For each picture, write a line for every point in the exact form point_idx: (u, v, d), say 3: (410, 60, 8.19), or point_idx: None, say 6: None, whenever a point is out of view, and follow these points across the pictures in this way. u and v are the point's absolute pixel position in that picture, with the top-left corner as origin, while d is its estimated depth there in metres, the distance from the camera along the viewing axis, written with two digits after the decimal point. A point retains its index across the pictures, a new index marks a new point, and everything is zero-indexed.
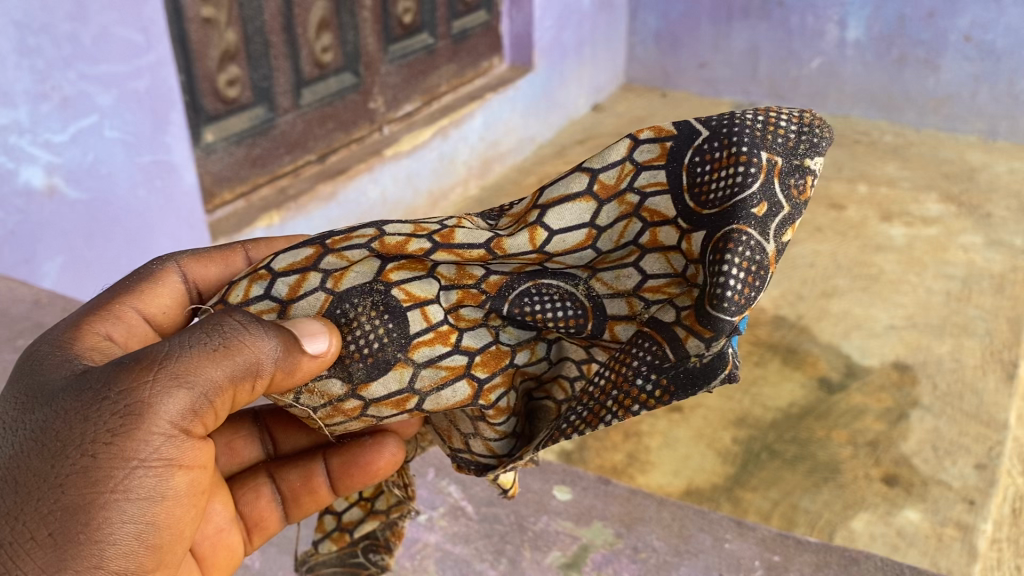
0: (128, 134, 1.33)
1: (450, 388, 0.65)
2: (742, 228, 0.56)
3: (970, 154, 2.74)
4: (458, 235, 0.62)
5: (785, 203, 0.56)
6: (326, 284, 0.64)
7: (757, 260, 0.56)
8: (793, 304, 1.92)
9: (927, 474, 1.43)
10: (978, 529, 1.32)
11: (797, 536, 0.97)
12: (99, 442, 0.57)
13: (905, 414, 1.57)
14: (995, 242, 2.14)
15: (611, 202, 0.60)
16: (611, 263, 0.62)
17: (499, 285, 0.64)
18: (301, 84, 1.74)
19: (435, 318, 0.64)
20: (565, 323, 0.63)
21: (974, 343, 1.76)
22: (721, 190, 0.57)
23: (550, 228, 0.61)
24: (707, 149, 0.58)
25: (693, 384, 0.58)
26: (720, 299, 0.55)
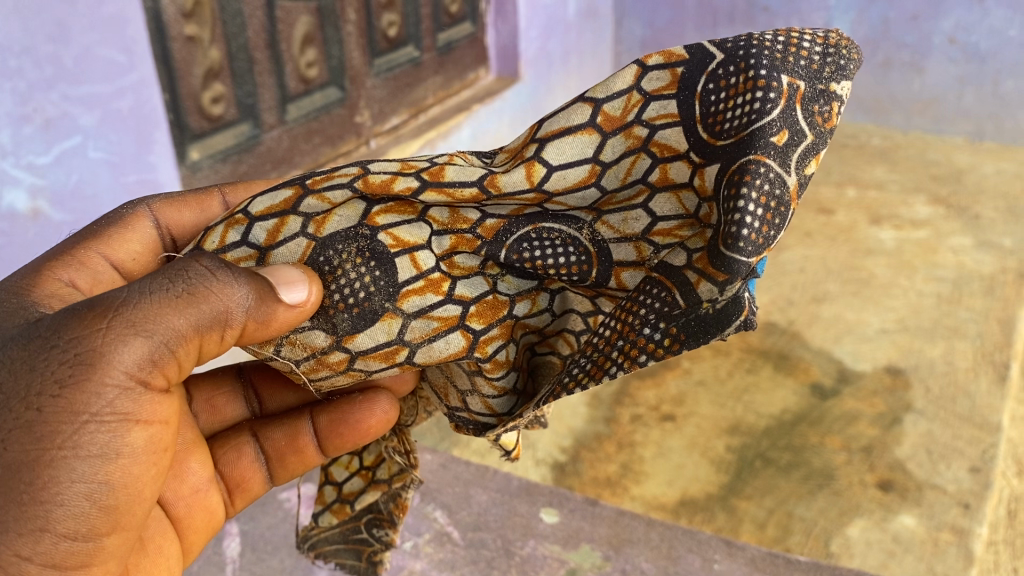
0: (112, 154, 1.32)
1: (443, 340, 0.72)
2: (760, 159, 0.59)
3: (956, 155, 2.76)
4: (447, 173, 0.67)
5: (809, 132, 0.60)
6: (307, 229, 0.70)
7: (775, 195, 0.59)
8: (784, 310, 1.91)
9: (922, 479, 1.42)
10: (974, 533, 1.32)
11: (788, 557, 1.12)
12: (47, 396, 0.62)
13: (899, 418, 1.56)
14: (984, 244, 2.14)
15: (617, 135, 0.65)
16: (619, 205, 0.67)
17: (495, 229, 0.70)
18: (286, 100, 1.73)
19: (425, 265, 0.70)
20: (567, 268, 0.69)
21: (966, 346, 1.75)
22: (736, 119, 0.61)
23: (549, 164, 0.66)
24: (722, 74, 0.62)
25: (705, 332, 0.62)
26: (736, 238, 0.59)
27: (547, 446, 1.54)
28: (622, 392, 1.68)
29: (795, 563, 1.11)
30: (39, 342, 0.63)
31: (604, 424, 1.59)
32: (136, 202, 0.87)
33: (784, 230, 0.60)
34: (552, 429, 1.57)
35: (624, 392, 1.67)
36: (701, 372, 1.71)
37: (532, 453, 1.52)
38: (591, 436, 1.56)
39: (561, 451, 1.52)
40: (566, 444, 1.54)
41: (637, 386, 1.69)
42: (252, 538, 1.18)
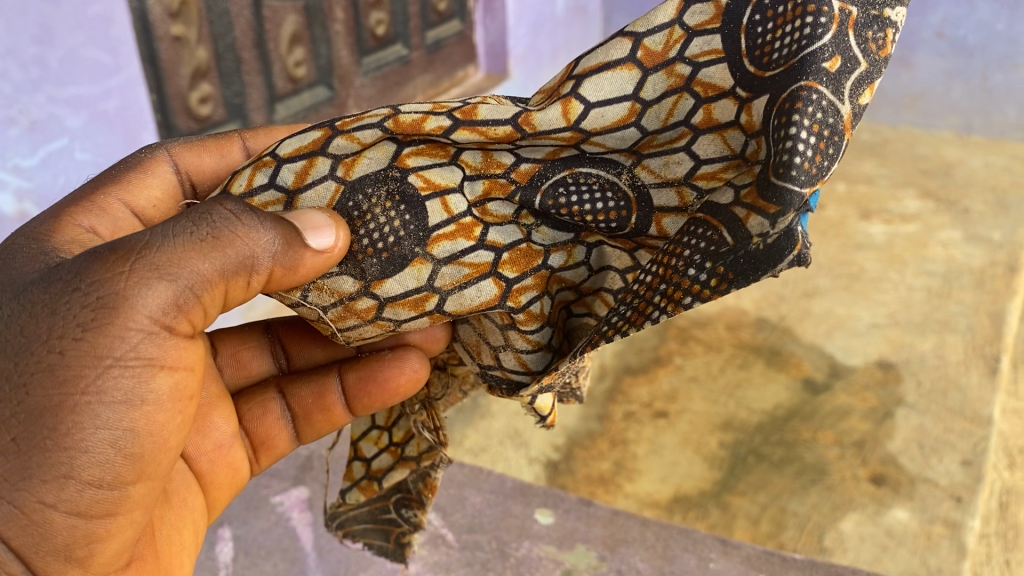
0: (98, 157, 1.32)
1: (474, 288, 0.68)
2: (812, 85, 0.56)
3: (945, 149, 2.76)
4: (481, 112, 0.63)
5: (862, 59, 0.57)
6: (336, 172, 0.67)
7: (829, 123, 0.56)
8: (775, 305, 1.91)
9: (914, 472, 1.43)
10: (967, 526, 1.32)
11: (782, 554, 1.12)
12: (69, 339, 0.60)
13: (891, 412, 1.57)
14: (973, 237, 2.15)
15: (658, 71, 0.61)
16: (659, 147, 0.64)
17: (530, 174, 0.67)
18: (275, 100, 1.72)
19: (457, 209, 0.67)
20: (606, 214, 0.66)
21: (957, 339, 1.76)
22: (786, 47, 0.57)
23: (586, 101, 0.62)
24: (769, 4, 0.59)
25: (756, 269, 0.56)
26: (788, 166, 0.54)
27: (541, 444, 1.54)
28: (615, 389, 1.67)
29: (791, 561, 1.10)
30: (60, 285, 0.62)
31: (598, 421, 1.58)
32: (154, 147, 0.86)
33: (837, 161, 0.56)
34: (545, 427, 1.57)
35: (617, 389, 1.67)
36: (693, 368, 1.71)
37: (525, 451, 1.52)
38: (584, 433, 1.55)
39: (555, 450, 1.52)
40: (560, 442, 1.54)
41: (630, 384, 1.69)
42: (245, 543, 1.17)
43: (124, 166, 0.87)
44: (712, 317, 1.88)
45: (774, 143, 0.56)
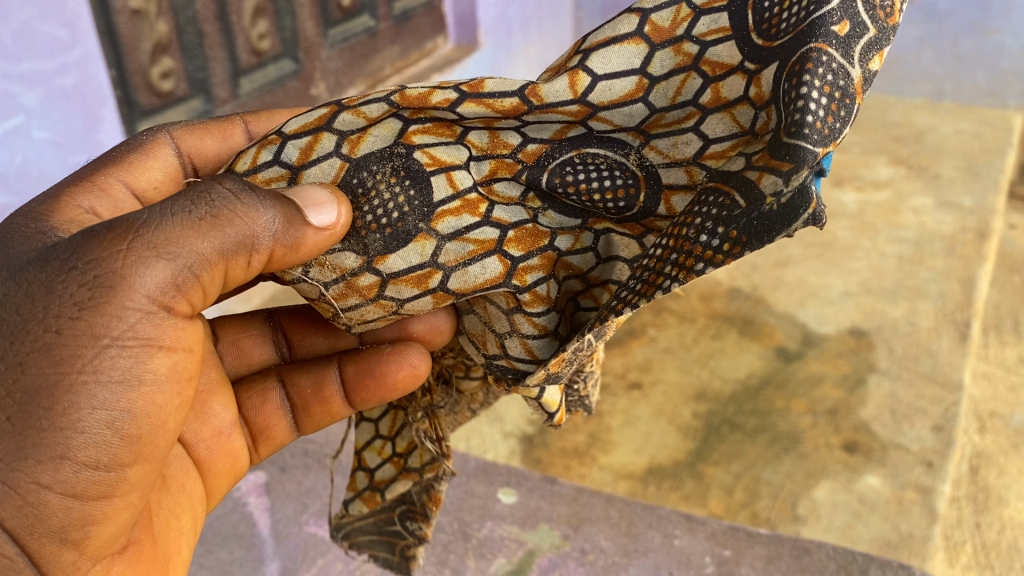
0: (57, 133, 1.29)
1: (479, 265, 0.66)
2: (821, 48, 0.54)
3: (916, 115, 2.76)
4: (487, 84, 0.61)
5: (872, 25, 0.55)
6: (341, 149, 0.64)
7: (839, 86, 0.54)
8: (748, 275, 1.90)
9: (886, 439, 1.44)
10: (937, 490, 1.34)
11: (748, 529, 1.12)
12: (66, 318, 0.58)
13: (863, 379, 1.57)
14: (945, 203, 2.14)
15: (666, 47, 0.59)
16: (667, 128, 0.62)
17: (537, 155, 0.64)
18: (239, 73, 1.70)
19: (462, 185, 0.65)
20: (612, 194, 0.64)
21: (928, 305, 1.76)
22: (793, 17, 0.56)
23: (594, 74, 0.60)
24: None
25: (768, 230, 0.53)
26: (800, 125, 0.52)
27: (515, 418, 1.53)
28: None
29: (755, 536, 1.10)
30: (57, 264, 0.60)
31: None
32: (155, 130, 0.83)
33: (848, 125, 0.54)
34: (519, 401, 1.56)
35: None
36: (667, 339, 1.70)
37: (499, 426, 1.51)
38: None
39: (529, 423, 1.51)
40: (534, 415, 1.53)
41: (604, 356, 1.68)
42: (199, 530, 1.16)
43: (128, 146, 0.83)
44: (685, 288, 1.87)
45: (785, 105, 0.54)
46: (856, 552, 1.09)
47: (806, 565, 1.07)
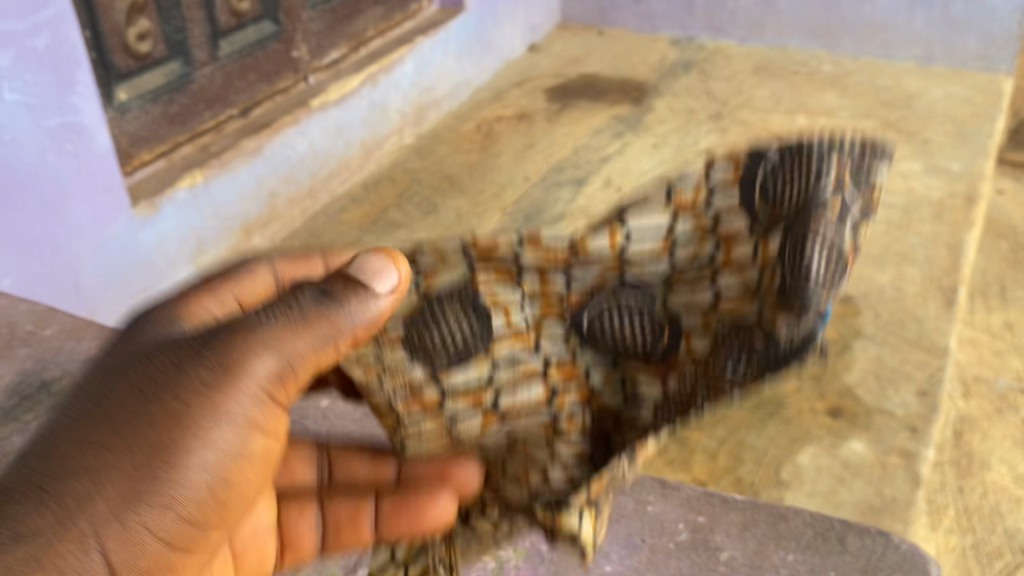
0: (30, 96, 1.29)
1: (527, 393, 0.81)
2: (822, 228, 0.73)
3: (906, 79, 2.64)
4: (545, 237, 0.80)
5: (859, 213, 0.75)
6: (420, 284, 0.78)
7: (840, 254, 0.72)
8: None
9: (870, 404, 1.44)
10: (922, 456, 1.33)
11: (724, 495, 1.00)
12: (184, 406, 0.57)
13: (849, 344, 1.57)
14: (933, 168, 2.11)
15: (661, 226, 0.80)
16: (677, 278, 0.80)
17: (579, 301, 0.81)
18: (218, 35, 1.69)
19: (515, 320, 0.81)
20: (637, 336, 0.80)
21: (915, 271, 1.75)
22: (804, 201, 0.75)
23: (627, 235, 0.80)
24: (785, 177, 0.77)
25: (786, 360, 0.69)
26: (811, 278, 0.71)
27: None
28: None
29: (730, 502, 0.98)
30: (181, 356, 0.59)
31: None
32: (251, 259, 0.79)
33: (845, 283, 0.72)
34: None
35: None
36: None
37: None
38: None
39: None
40: None
41: None
42: None
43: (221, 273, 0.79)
44: None
45: (793, 267, 0.73)
46: (833, 518, 0.96)
47: (781, 534, 0.95)
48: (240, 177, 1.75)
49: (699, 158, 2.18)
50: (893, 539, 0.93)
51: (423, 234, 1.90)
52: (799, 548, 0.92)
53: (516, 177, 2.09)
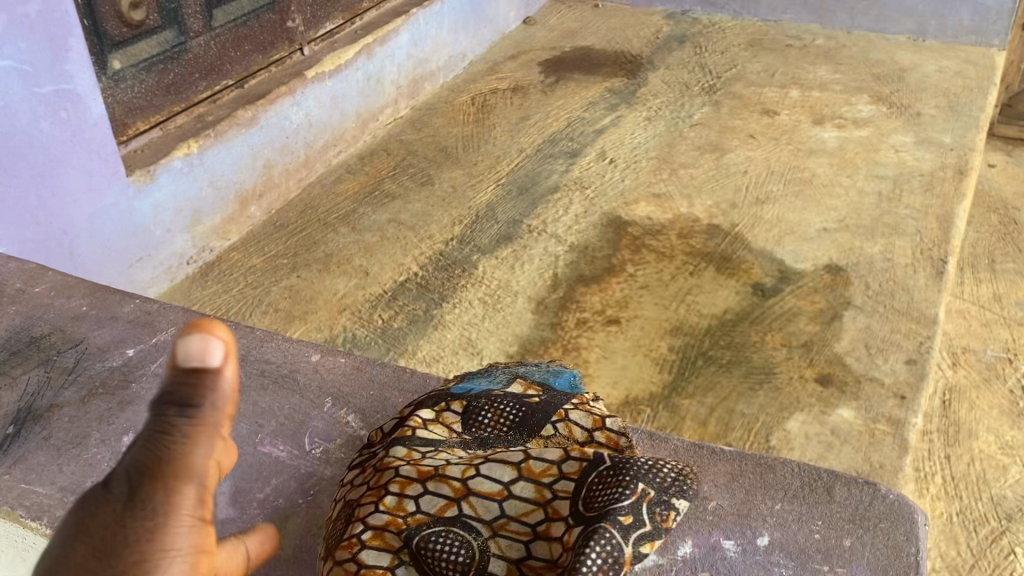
0: (23, 63, 1.29)
1: (374, 556, 0.72)
2: (608, 526, 0.69)
3: (898, 53, 2.65)
4: (450, 510, 0.75)
5: (647, 521, 0.70)
6: (393, 487, 0.77)
7: (614, 554, 0.67)
8: (726, 213, 1.88)
9: (860, 372, 1.46)
10: (909, 423, 1.36)
11: (712, 446, 0.87)
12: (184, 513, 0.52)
13: (838, 314, 1.59)
14: (925, 141, 2.12)
15: (528, 482, 0.77)
16: (508, 532, 0.74)
17: (442, 512, 0.75)
18: (212, 5, 1.70)
19: (407, 507, 0.76)
20: (452, 564, 0.71)
21: (905, 243, 1.76)
22: (608, 497, 0.72)
23: (497, 479, 0.77)
24: (606, 477, 0.74)
25: None
26: (578, 561, 0.66)
27: (493, 352, 1.52)
28: (568, 295, 1.65)
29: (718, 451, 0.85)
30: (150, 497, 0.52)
31: (550, 329, 1.57)
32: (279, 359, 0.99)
33: None
34: (498, 336, 1.55)
35: (570, 298, 1.64)
36: (645, 276, 1.70)
37: (478, 360, 1.50)
38: (537, 341, 1.55)
39: (507, 358, 1.51)
40: (513, 350, 1.53)
41: (581, 292, 1.66)
42: None
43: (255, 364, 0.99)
44: (664, 225, 1.85)
45: (578, 545, 0.69)
46: (820, 467, 0.84)
47: (768, 484, 0.82)
48: (235, 148, 1.75)
49: (692, 131, 2.19)
50: (880, 488, 0.82)
51: (417, 205, 1.90)
52: (787, 500, 0.80)
53: (510, 149, 2.09)
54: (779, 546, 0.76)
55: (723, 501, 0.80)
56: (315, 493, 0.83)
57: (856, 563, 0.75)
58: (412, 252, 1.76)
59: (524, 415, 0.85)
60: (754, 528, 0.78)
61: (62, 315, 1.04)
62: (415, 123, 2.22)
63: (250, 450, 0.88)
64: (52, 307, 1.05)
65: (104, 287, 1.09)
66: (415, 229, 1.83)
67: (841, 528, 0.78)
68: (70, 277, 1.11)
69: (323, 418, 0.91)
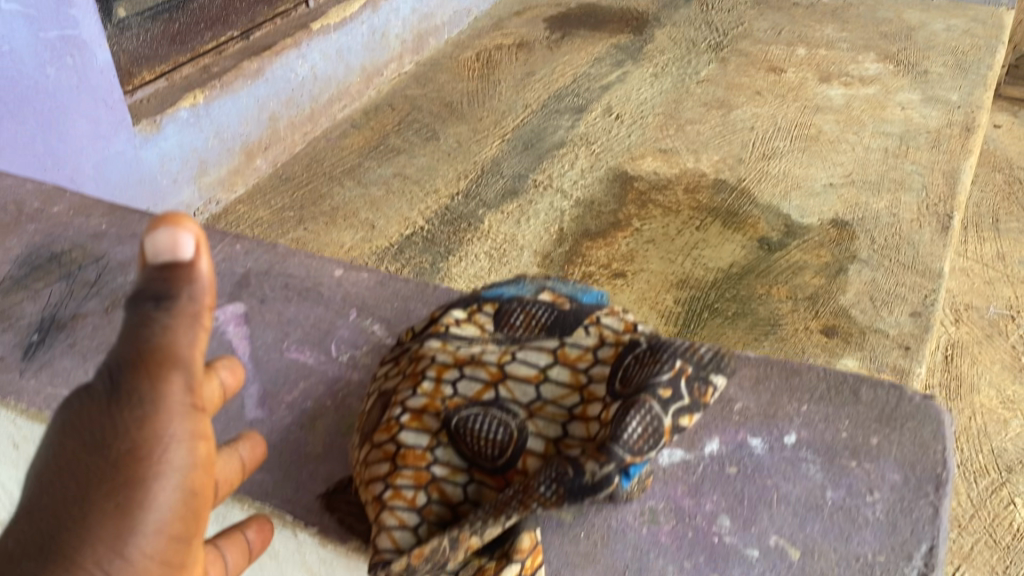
0: (26, 8, 1.28)
1: (412, 439, 0.70)
2: (646, 400, 0.65)
3: (906, 11, 2.62)
4: (487, 394, 0.72)
5: (687, 396, 0.67)
6: (430, 373, 0.74)
7: (653, 425, 0.64)
8: (733, 168, 1.88)
9: (864, 324, 1.46)
10: (914, 373, 1.36)
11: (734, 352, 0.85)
12: None
13: (844, 267, 1.59)
14: (932, 99, 2.11)
15: (563, 366, 0.73)
16: (546, 413, 0.71)
17: (481, 396, 0.72)
18: None
19: (444, 392, 0.73)
20: (490, 442, 0.69)
21: (911, 198, 1.76)
22: (643, 372, 0.68)
23: (533, 362, 0.74)
24: (642, 355, 0.71)
25: (581, 496, 0.63)
26: (617, 435, 0.63)
27: None
28: (574, 248, 1.66)
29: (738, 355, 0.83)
30: None
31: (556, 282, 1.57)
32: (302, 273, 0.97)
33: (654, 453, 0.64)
34: None
35: (576, 251, 1.64)
36: (651, 231, 1.70)
37: None
38: None
39: None
40: None
41: (588, 246, 1.66)
42: None
43: (276, 278, 0.97)
44: (670, 180, 1.85)
45: (616, 419, 0.65)
46: (844, 368, 0.82)
47: (794, 386, 0.80)
48: (241, 99, 1.76)
49: (699, 87, 2.18)
50: (906, 389, 0.80)
51: (422, 159, 1.90)
52: (812, 403, 0.79)
53: (515, 105, 2.09)
54: (806, 444, 0.75)
55: (749, 402, 0.79)
56: (342, 395, 0.83)
57: (883, 459, 0.74)
58: (418, 206, 1.76)
59: (557, 317, 0.78)
60: (781, 427, 0.77)
61: (81, 232, 1.04)
62: (420, 78, 2.21)
63: (276, 357, 0.87)
64: (71, 225, 1.05)
65: (122, 206, 1.08)
66: (421, 184, 1.82)
67: (869, 427, 0.76)
68: (88, 197, 1.10)
69: (348, 327, 0.90)
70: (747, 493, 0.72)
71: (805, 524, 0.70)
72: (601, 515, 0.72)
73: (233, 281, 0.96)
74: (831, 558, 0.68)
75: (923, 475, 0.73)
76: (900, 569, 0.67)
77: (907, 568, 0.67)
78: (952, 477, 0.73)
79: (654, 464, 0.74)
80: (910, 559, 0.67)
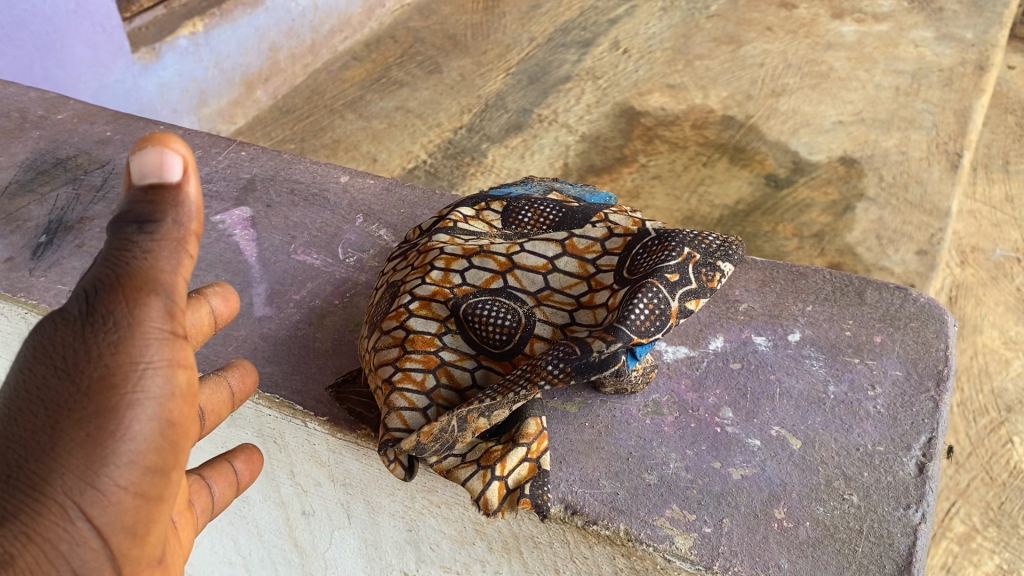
0: None
1: (422, 325, 0.67)
2: (653, 284, 0.63)
3: None
4: (496, 282, 0.69)
5: (693, 279, 0.65)
6: (439, 261, 0.71)
7: (660, 306, 0.62)
8: (741, 104, 1.85)
9: (870, 262, 1.45)
10: None
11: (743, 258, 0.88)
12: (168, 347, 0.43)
13: (851, 205, 1.58)
14: (946, 36, 2.07)
15: (571, 256, 0.70)
16: (553, 301, 0.68)
17: (489, 283, 0.69)
18: None
19: (453, 280, 0.69)
20: (499, 327, 0.66)
21: (921, 136, 1.74)
22: (650, 261, 0.66)
23: (541, 251, 0.71)
24: (649, 245, 0.68)
25: (589, 371, 0.61)
26: (626, 314, 0.62)
27: None
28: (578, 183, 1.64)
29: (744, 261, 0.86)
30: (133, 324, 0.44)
31: None
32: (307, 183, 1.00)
33: (659, 334, 0.62)
34: None
35: None
36: (658, 167, 1.68)
37: None
38: None
39: None
40: None
41: (594, 181, 1.64)
42: None
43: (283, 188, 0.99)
44: (678, 115, 1.82)
45: (625, 301, 0.64)
46: (851, 275, 0.86)
47: (800, 288, 0.83)
48: (240, 27, 1.74)
49: (708, 22, 2.15)
50: (911, 292, 0.83)
51: (425, 92, 1.87)
52: (817, 305, 0.82)
53: (520, 38, 2.05)
54: (810, 341, 0.78)
55: (754, 303, 0.82)
56: (350, 296, 0.84)
57: (886, 356, 0.76)
58: (420, 139, 1.74)
59: (565, 215, 0.76)
60: (786, 326, 0.79)
61: (87, 138, 1.05)
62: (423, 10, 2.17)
63: (284, 259, 0.89)
64: (77, 131, 1.07)
65: (126, 115, 1.10)
66: (423, 117, 1.80)
67: (872, 327, 0.79)
68: (91, 105, 1.12)
69: (355, 231, 0.92)
70: (750, 387, 0.73)
71: (807, 417, 0.71)
72: (605, 407, 0.72)
73: (239, 186, 0.99)
74: (832, 447, 0.68)
75: (925, 371, 0.75)
76: (900, 458, 0.67)
77: (906, 457, 0.68)
78: (952, 375, 0.75)
79: (659, 359, 0.76)
80: (910, 449, 0.68)
